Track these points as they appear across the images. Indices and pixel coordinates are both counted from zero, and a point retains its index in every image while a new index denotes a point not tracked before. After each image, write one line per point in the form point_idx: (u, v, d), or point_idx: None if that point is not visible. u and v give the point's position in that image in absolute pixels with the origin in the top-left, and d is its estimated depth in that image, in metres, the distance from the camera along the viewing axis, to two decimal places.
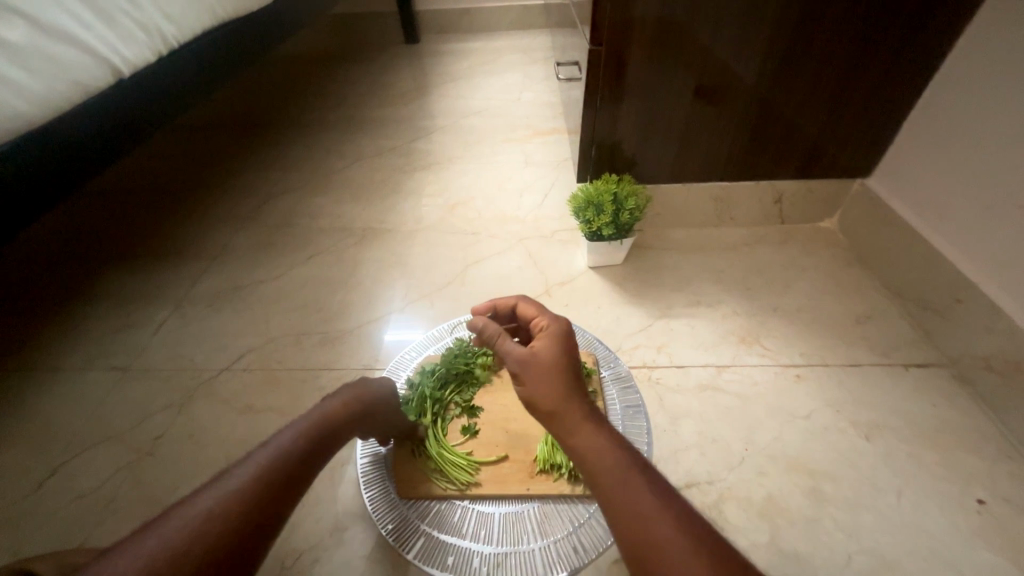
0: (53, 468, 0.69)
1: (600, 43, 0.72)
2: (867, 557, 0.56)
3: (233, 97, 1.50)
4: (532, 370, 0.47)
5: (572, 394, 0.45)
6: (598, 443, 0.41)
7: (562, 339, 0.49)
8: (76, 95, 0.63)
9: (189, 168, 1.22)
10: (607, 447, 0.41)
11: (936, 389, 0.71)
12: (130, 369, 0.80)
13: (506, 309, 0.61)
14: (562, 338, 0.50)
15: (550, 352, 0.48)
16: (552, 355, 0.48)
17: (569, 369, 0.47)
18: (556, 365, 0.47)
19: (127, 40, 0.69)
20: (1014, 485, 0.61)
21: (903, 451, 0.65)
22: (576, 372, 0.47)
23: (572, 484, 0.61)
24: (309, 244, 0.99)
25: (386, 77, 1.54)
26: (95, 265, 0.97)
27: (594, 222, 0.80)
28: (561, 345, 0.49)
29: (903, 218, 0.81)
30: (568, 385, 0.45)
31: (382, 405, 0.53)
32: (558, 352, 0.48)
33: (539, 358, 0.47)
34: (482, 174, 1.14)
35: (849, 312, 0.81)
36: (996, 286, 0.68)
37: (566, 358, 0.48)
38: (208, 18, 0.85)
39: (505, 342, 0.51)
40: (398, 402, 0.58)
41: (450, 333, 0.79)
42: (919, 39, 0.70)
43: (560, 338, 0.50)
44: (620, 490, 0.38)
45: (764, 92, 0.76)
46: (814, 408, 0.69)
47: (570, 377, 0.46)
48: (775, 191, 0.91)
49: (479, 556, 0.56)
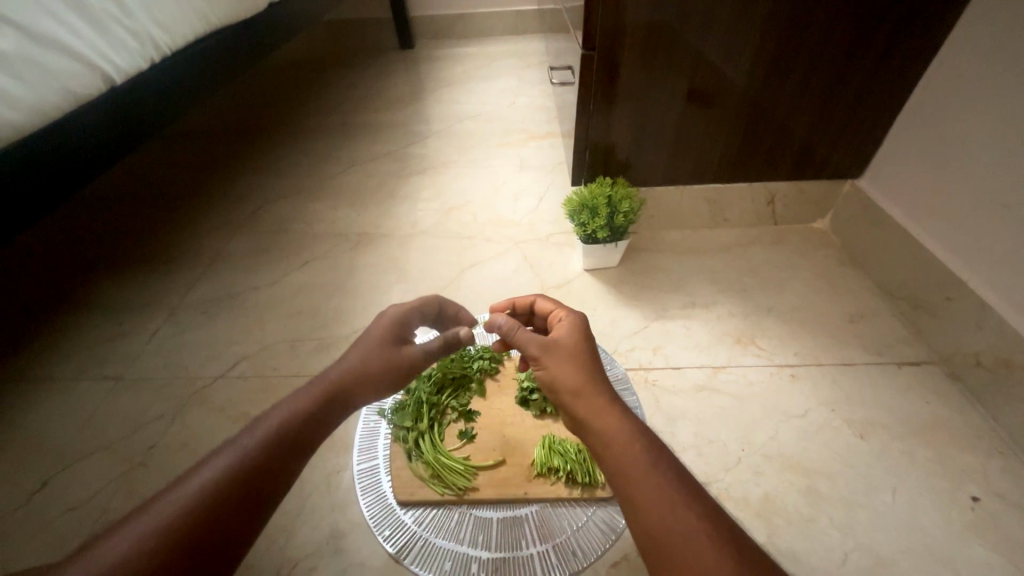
0: (46, 479, 0.68)
1: (592, 48, 0.72)
2: (863, 555, 0.56)
3: (228, 104, 1.50)
4: (554, 360, 0.48)
5: (592, 382, 0.45)
6: (621, 431, 0.41)
7: (582, 332, 0.50)
8: (68, 104, 0.63)
9: (183, 175, 1.22)
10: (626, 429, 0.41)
11: (929, 387, 0.71)
12: (124, 378, 0.80)
13: (525, 306, 0.62)
14: (582, 332, 0.51)
15: (571, 344, 0.49)
16: (574, 348, 0.49)
17: (590, 360, 0.48)
18: (576, 356, 0.48)
19: (118, 48, 0.69)
20: (1007, 481, 0.61)
21: (897, 448, 0.65)
22: (596, 362, 0.48)
23: (570, 488, 0.61)
24: (304, 250, 0.99)
25: (380, 82, 1.54)
26: (88, 274, 0.97)
27: (589, 225, 0.81)
28: (581, 338, 0.50)
29: (894, 218, 0.82)
30: (588, 376, 0.46)
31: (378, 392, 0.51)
32: (578, 345, 0.49)
33: (559, 349, 0.49)
34: (477, 178, 1.14)
35: (842, 311, 0.81)
36: (986, 283, 0.69)
37: (585, 350, 0.49)
38: (200, 26, 0.86)
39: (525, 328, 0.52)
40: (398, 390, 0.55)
41: None
42: (907, 39, 0.70)
43: (579, 332, 0.51)
44: (639, 477, 0.38)
45: (756, 94, 0.76)
46: (809, 408, 0.69)
47: (591, 365, 0.47)
48: (768, 192, 0.91)
49: (478, 561, 0.56)
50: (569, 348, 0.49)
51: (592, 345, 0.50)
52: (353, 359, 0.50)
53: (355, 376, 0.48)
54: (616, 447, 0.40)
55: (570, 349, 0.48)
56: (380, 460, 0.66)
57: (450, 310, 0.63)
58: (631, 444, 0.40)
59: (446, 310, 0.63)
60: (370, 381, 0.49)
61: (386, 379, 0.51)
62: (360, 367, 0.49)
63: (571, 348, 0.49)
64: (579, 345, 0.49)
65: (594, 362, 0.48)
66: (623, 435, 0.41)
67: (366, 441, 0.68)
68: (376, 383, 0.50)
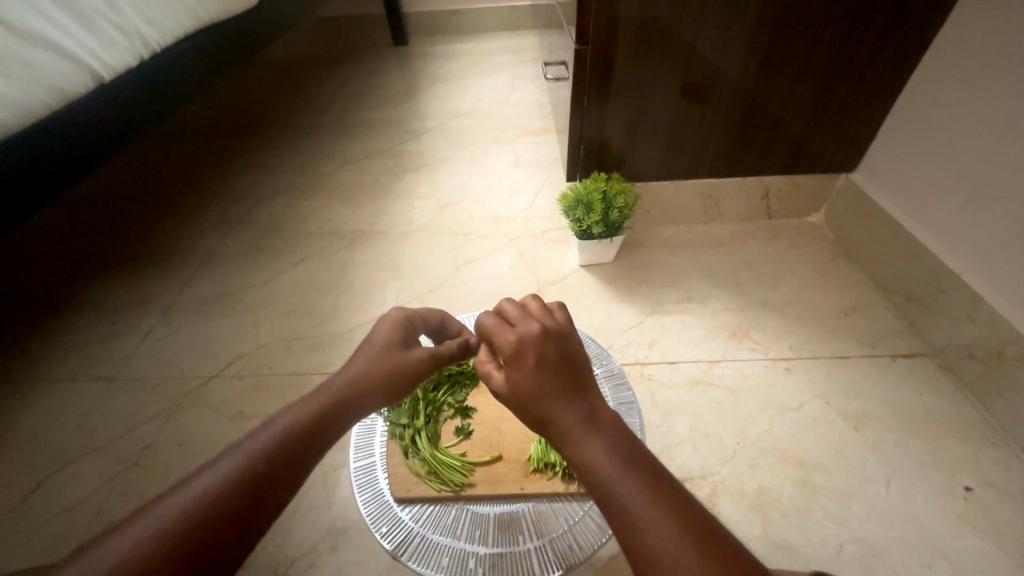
0: (40, 480, 0.68)
1: (586, 43, 0.72)
2: (858, 546, 0.56)
3: (220, 102, 1.49)
4: (515, 392, 0.42)
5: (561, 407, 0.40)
6: (598, 460, 0.37)
7: (525, 348, 0.42)
8: (55, 101, 0.62)
9: (175, 173, 1.21)
10: (598, 453, 0.37)
11: (923, 379, 0.71)
12: (117, 378, 0.79)
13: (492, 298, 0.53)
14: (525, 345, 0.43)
15: (520, 369, 0.42)
16: (524, 372, 0.42)
17: (550, 377, 0.41)
18: (533, 379, 0.41)
19: (106, 45, 0.68)
20: (999, 471, 0.62)
21: (891, 440, 0.65)
22: (557, 373, 0.41)
23: (566, 483, 0.61)
24: (299, 248, 0.99)
25: (374, 79, 1.53)
26: (80, 274, 0.96)
27: (584, 221, 0.80)
28: (532, 350, 0.42)
29: (887, 212, 0.82)
30: (554, 398, 0.40)
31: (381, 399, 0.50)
32: (527, 366, 0.42)
33: (514, 379, 0.42)
34: (472, 174, 1.14)
35: (837, 304, 0.82)
36: (977, 276, 0.69)
37: (541, 364, 0.42)
38: (191, 22, 0.85)
39: (484, 363, 0.47)
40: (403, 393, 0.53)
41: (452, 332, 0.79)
42: (899, 34, 0.70)
43: (520, 347, 0.43)
44: (627, 509, 0.34)
45: (749, 89, 0.76)
46: (804, 400, 0.69)
47: (549, 385, 0.41)
48: (762, 186, 0.92)
49: (474, 556, 0.56)
50: (518, 374, 0.42)
51: (545, 354, 0.42)
52: (356, 365, 0.50)
53: (360, 383, 0.48)
54: (599, 480, 0.36)
55: (522, 378, 0.41)
56: (376, 458, 0.66)
57: (453, 325, 0.63)
58: (615, 475, 0.36)
59: (449, 326, 0.62)
60: (376, 388, 0.49)
61: (393, 384, 0.50)
62: (362, 376, 0.49)
63: (523, 373, 0.42)
64: (528, 365, 0.42)
65: (557, 374, 0.41)
66: (603, 463, 0.36)
67: (363, 439, 0.67)
68: (379, 391, 0.49)
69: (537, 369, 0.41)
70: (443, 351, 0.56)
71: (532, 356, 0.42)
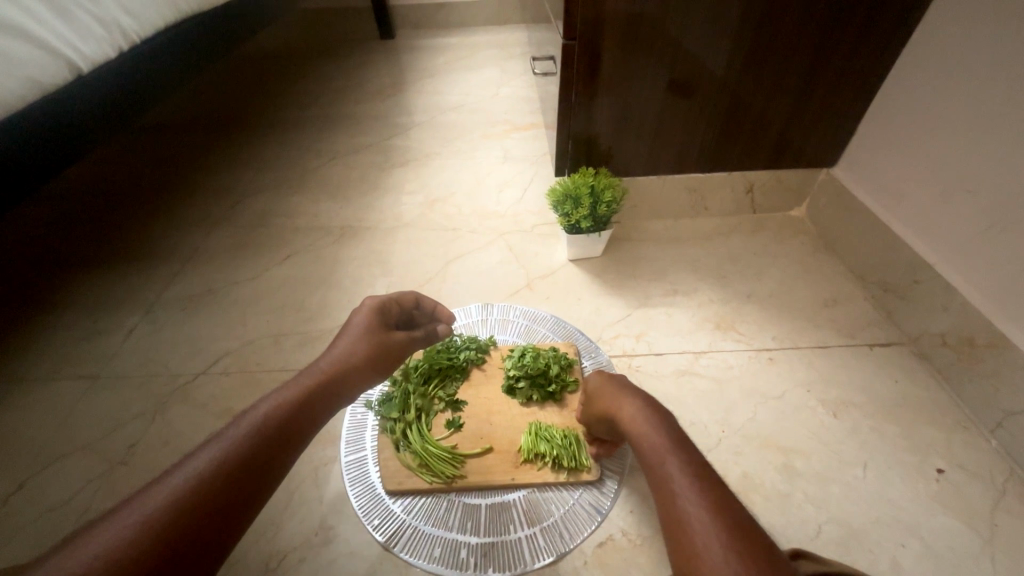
0: (21, 482, 0.67)
1: (572, 38, 0.72)
2: (836, 526, 0.59)
3: (201, 96, 1.46)
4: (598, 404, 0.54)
5: (620, 403, 0.50)
6: (643, 431, 0.45)
7: (709, 499, 0.36)
8: (31, 93, 0.61)
9: (156, 168, 1.19)
10: (650, 433, 0.44)
11: (899, 367, 0.74)
12: (100, 377, 0.78)
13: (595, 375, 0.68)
14: (714, 499, 0.36)
15: (705, 537, 0.34)
16: (709, 547, 0.33)
17: (618, 388, 0.52)
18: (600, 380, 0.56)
19: (85, 36, 0.67)
20: (967, 452, 0.65)
21: (868, 425, 0.68)
22: (622, 387, 0.52)
23: (556, 472, 0.62)
24: (286, 244, 0.98)
25: (362, 73, 1.52)
26: (58, 273, 0.94)
27: (573, 215, 0.81)
28: (606, 376, 0.56)
29: (866, 206, 0.84)
30: (618, 399, 0.51)
31: (365, 378, 0.54)
32: (715, 533, 0.34)
33: (596, 393, 0.55)
34: (461, 169, 1.14)
35: (816, 296, 0.84)
36: (949, 268, 0.72)
37: (607, 378, 0.55)
38: (171, 14, 0.84)
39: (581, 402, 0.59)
40: (380, 369, 0.56)
41: (462, 322, 0.81)
42: (875, 32, 0.72)
43: (705, 503, 0.36)
44: (668, 472, 0.39)
45: (733, 86, 0.77)
46: (786, 389, 0.72)
47: (618, 392, 0.52)
48: (746, 181, 0.93)
49: (467, 546, 0.58)
50: (671, 481, 0.38)
51: (614, 378, 0.55)
52: (339, 351, 0.53)
53: (345, 363, 0.52)
54: (649, 451, 0.43)
55: (707, 552, 0.33)
56: (367, 452, 0.66)
57: (427, 305, 0.67)
58: (663, 448, 0.42)
59: (423, 305, 0.66)
60: (362, 366, 0.53)
61: (379, 359, 0.56)
62: (345, 355, 0.53)
63: (653, 440, 0.43)
64: (719, 532, 0.34)
65: (619, 384, 0.53)
66: (651, 442, 0.43)
67: (354, 433, 0.68)
68: (369, 366, 0.54)
69: (735, 552, 0.33)
70: (417, 335, 0.63)
71: (665, 429, 0.44)
